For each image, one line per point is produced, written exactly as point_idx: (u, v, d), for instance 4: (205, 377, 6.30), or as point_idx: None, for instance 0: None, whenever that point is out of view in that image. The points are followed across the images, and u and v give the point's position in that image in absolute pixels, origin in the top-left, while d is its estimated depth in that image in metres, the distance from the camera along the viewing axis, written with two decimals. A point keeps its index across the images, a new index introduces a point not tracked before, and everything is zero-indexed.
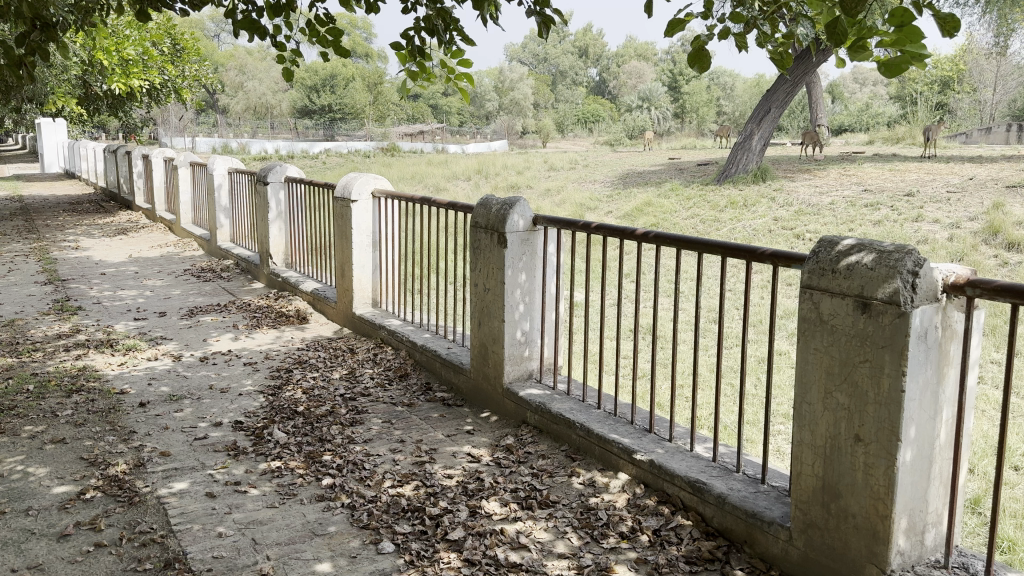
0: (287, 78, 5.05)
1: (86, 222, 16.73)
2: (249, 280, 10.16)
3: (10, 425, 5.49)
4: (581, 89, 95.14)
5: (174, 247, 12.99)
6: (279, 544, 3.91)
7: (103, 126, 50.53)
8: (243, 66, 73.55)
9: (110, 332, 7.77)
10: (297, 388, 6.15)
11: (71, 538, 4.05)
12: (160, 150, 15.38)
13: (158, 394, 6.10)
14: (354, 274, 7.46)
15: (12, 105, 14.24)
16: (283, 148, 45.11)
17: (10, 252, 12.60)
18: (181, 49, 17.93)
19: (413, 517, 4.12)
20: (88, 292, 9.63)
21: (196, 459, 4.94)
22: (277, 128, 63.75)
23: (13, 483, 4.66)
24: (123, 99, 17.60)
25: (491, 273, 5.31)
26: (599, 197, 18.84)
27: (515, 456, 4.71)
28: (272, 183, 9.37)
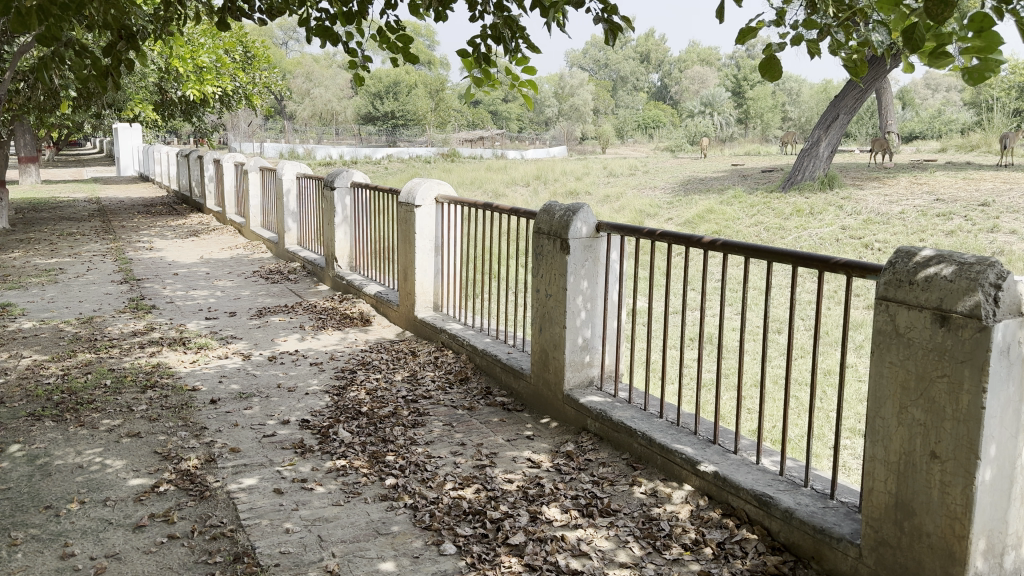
0: (357, 85, 5.12)
1: (160, 224, 17.30)
2: (315, 282, 10.37)
3: (89, 418, 5.72)
4: (642, 95, 94.58)
5: (244, 249, 13.33)
6: (344, 542, 3.98)
7: (177, 132, 52.29)
8: (309, 74, 75.18)
9: (182, 330, 8.03)
10: (361, 388, 6.25)
11: (146, 529, 4.19)
12: (231, 155, 15.78)
13: (228, 392, 6.27)
14: (417, 278, 7.55)
15: (93, 111, 14.83)
16: (347, 153, 46.04)
17: (89, 252, 13.13)
18: (252, 56, 18.44)
19: (475, 520, 4.15)
20: (162, 291, 9.96)
21: (264, 456, 5.07)
22: (342, 133, 64.90)
23: (92, 474, 4.85)
24: (197, 105, 18.16)
25: (553, 278, 5.30)
26: (660, 204, 18.71)
27: (575, 463, 4.69)
28: (339, 188, 9.59)
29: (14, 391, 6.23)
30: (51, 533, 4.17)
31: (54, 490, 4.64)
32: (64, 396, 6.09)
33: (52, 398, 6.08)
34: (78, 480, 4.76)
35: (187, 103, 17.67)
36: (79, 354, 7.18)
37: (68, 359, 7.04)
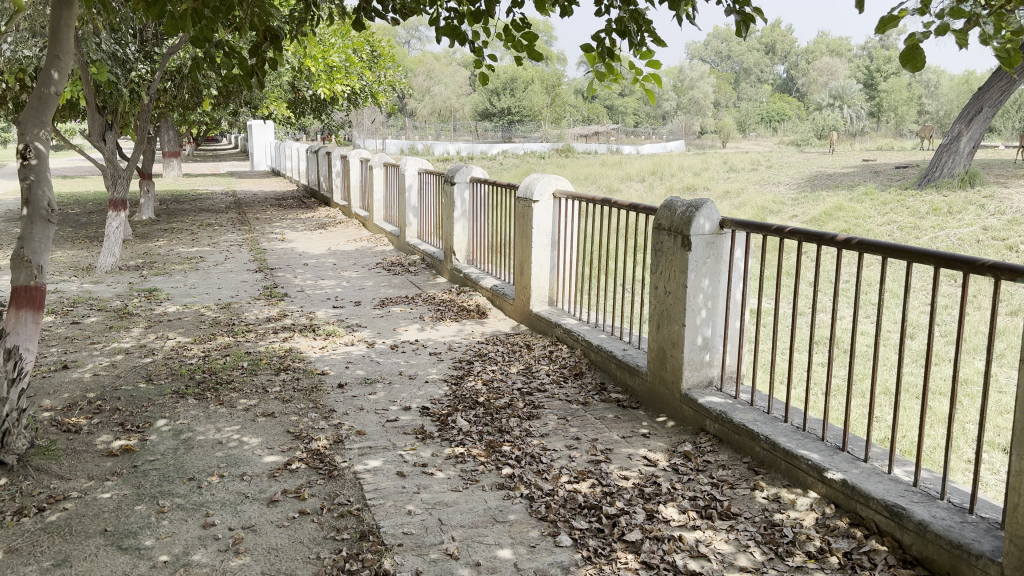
0: (482, 83, 5.21)
1: (290, 217, 18.17)
2: (433, 275, 10.64)
3: (229, 397, 6.11)
4: (765, 87, 91.53)
5: (368, 241, 13.82)
6: (463, 527, 4.09)
7: (305, 128, 54.64)
8: (430, 71, 76.89)
9: (312, 317, 8.44)
10: (478, 379, 6.39)
11: (280, 504, 4.44)
12: (356, 151, 16.39)
13: (354, 377, 6.56)
14: (533, 272, 7.63)
15: (233, 108, 15.71)
16: (464, 149, 46.87)
17: (227, 242, 13.95)
18: (378, 55, 18.99)
19: (590, 514, 4.16)
20: (293, 280, 10.48)
21: (387, 439, 5.27)
22: (460, 129, 66.04)
23: (231, 449, 5.18)
24: (326, 104, 18.99)
25: (673, 275, 5.24)
26: (784, 200, 18.09)
27: (693, 463, 4.63)
28: (458, 183, 9.79)
29: (162, 369, 6.73)
30: (195, 503, 4.49)
31: (197, 463, 4.98)
32: (205, 376, 6.53)
33: (195, 377, 6.52)
34: (218, 455, 5.10)
35: (317, 101, 18.49)
36: (219, 337, 7.67)
37: (209, 342, 7.54)
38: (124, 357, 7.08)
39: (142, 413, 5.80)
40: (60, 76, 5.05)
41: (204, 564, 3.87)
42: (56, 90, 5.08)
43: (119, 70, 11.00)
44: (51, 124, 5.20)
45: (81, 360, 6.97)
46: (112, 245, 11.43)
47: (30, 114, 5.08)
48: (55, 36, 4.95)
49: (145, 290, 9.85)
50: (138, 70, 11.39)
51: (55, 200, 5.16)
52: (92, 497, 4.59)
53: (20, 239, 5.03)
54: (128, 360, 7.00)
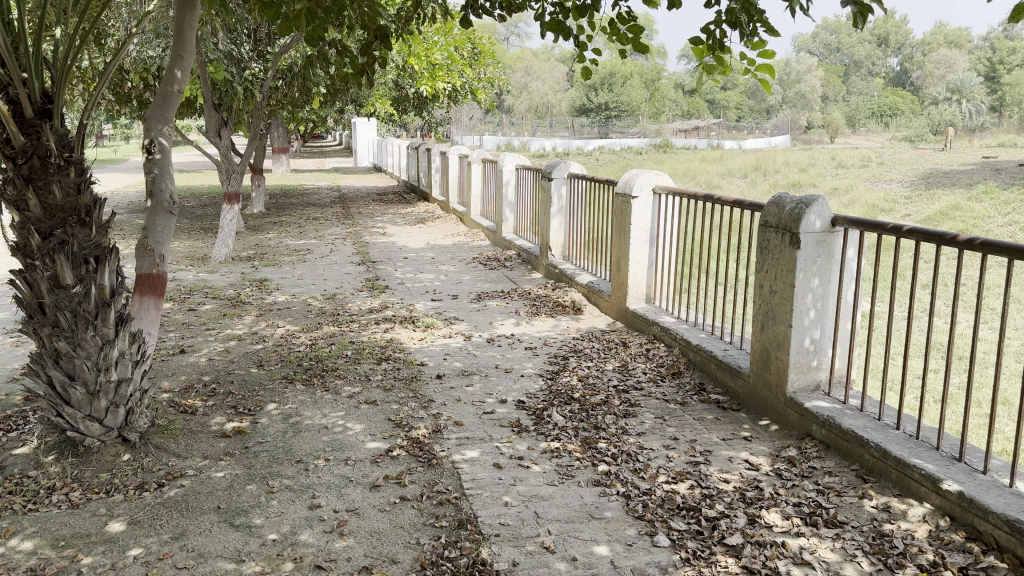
0: (586, 77, 5.19)
1: (391, 211, 18.62)
2: (529, 270, 10.69)
3: (334, 383, 6.33)
4: (876, 80, 87.61)
5: (465, 236, 14.01)
6: (559, 521, 4.10)
7: (406, 126, 55.82)
8: (528, 67, 77.15)
9: (412, 309, 8.63)
10: (574, 374, 6.39)
11: (381, 489, 4.57)
12: (456, 147, 16.62)
13: (452, 368, 6.68)
14: (631, 269, 7.55)
15: (339, 105, 16.19)
16: (561, 145, 46.83)
17: (331, 235, 14.43)
18: (478, 53, 19.18)
19: (689, 516, 4.10)
20: (394, 273, 10.74)
21: (484, 431, 5.34)
22: (556, 124, 65.94)
23: (336, 434, 5.36)
24: (428, 100, 19.34)
25: (780, 274, 5.09)
26: (895, 198, 17.29)
27: (798, 469, 4.49)
28: (555, 179, 9.87)
29: (272, 355, 7.02)
30: (302, 485, 4.67)
31: (304, 447, 5.19)
32: (312, 363, 6.79)
33: (302, 364, 6.78)
34: (324, 439, 5.29)
35: (419, 98, 18.82)
36: (325, 326, 7.95)
37: (315, 331, 7.81)
38: (236, 343, 7.42)
39: (253, 396, 6.08)
40: (182, 75, 5.32)
41: (310, 544, 4.02)
42: (178, 88, 5.36)
43: (234, 69, 11.52)
44: (173, 120, 5.47)
45: (197, 345, 7.35)
46: (226, 237, 11.99)
47: (154, 111, 5.35)
48: (179, 36, 5.21)
49: (256, 280, 10.30)
50: (252, 69, 11.91)
51: (176, 191, 5.38)
52: (207, 476, 4.84)
53: (144, 229, 5.28)
54: (240, 346, 7.34)
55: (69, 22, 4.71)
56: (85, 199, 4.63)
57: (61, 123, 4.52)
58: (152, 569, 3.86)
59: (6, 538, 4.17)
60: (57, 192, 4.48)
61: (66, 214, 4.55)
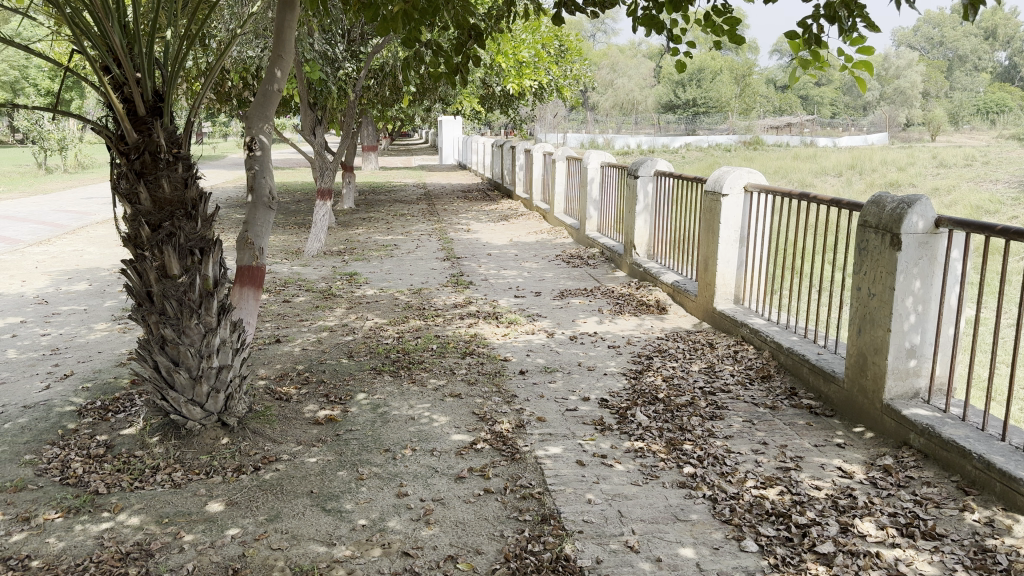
0: (679, 72, 5.13)
1: (476, 208, 18.81)
2: (612, 268, 10.64)
3: (420, 376, 6.46)
4: (982, 75, 83.25)
5: (548, 234, 14.04)
6: (644, 521, 4.08)
7: (491, 124, 56.16)
8: (615, 65, 76.57)
9: (495, 305, 8.72)
10: (659, 374, 6.33)
11: (466, 481, 4.65)
12: (540, 144, 16.64)
13: (535, 364, 6.72)
14: (719, 269, 7.42)
15: (427, 104, 16.43)
16: (645, 142, 46.21)
17: (418, 231, 14.70)
18: (565, 50, 19.00)
19: (778, 522, 4.01)
20: (478, 269, 10.86)
21: (567, 428, 5.35)
22: (642, 121, 65.20)
23: (422, 426, 5.48)
24: (514, 98, 19.42)
25: (879, 276, 4.92)
26: (1003, 199, 16.40)
27: (894, 479, 4.33)
28: (642, 176, 9.78)
29: (361, 347, 7.22)
30: (390, 473, 4.79)
31: (392, 436, 5.32)
32: (399, 355, 6.95)
33: (390, 356, 6.94)
34: (411, 430, 5.41)
35: (506, 96, 18.91)
36: (412, 320, 8.12)
37: (402, 324, 7.99)
38: (328, 334, 7.66)
39: (343, 386, 6.27)
40: (282, 74, 5.53)
41: (398, 531, 4.12)
42: (278, 87, 5.56)
43: (329, 68, 11.82)
44: (273, 118, 5.68)
45: (291, 335, 7.62)
46: (318, 231, 12.35)
47: (256, 109, 5.57)
48: (280, 37, 5.43)
49: (346, 273, 10.58)
50: (346, 69, 12.17)
51: (275, 187, 5.59)
52: (300, 461, 5.02)
53: (245, 222, 5.51)
54: (331, 338, 7.57)
55: (178, 25, 4.94)
56: (191, 193, 4.85)
57: (169, 121, 4.73)
58: (249, 548, 4.03)
59: (115, 513, 4.43)
60: (166, 186, 4.70)
61: (174, 207, 4.77)
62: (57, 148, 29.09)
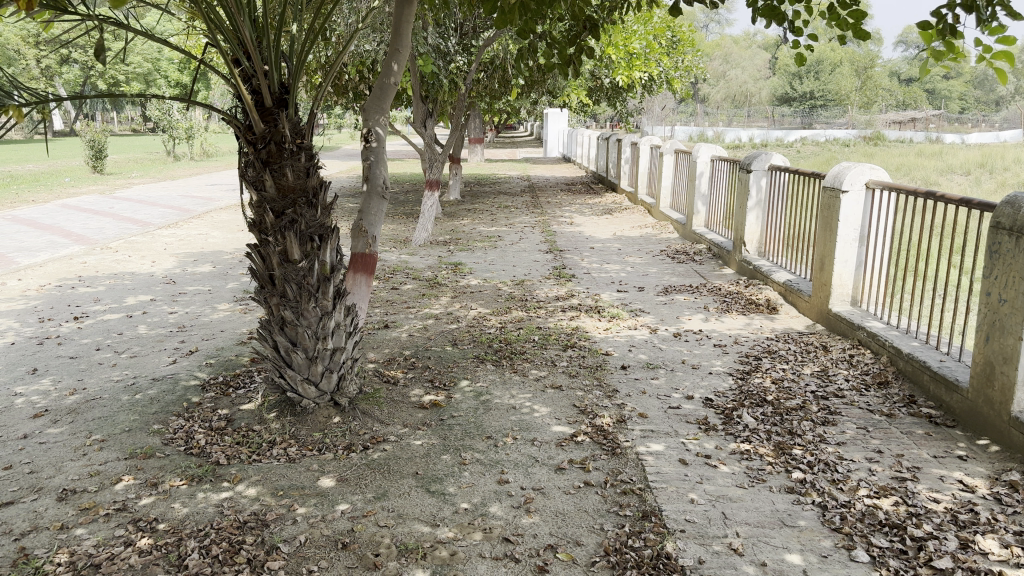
0: (799, 65, 4.98)
1: (579, 201, 18.79)
2: (720, 265, 10.44)
3: (522, 366, 6.54)
4: None
5: (653, 228, 13.89)
6: (748, 524, 4.01)
7: (596, 117, 55.75)
8: (727, 56, 74.65)
9: (598, 299, 8.71)
10: (767, 376, 6.17)
11: (566, 472, 4.68)
12: (648, 137, 16.43)
13: (637, 360, 6.68)
14: (836, 269, 7.17)
15: (535, 96, 16.48)
16: (758, 136, 44.82)
17: (521, 223, 14.83)
18: (678, 41, 18.59)
19: (892, 534, 3.86)
20: (581, 263, 10.86)
21: (670, 426, 5.30)
22: (753, 114, 63.25)
23: (524, 415, 5.55)
24: (622, 91, 19.24)
25: (1012, 282, 4.64)
26: None
27: (1021, 496, 4.09)
28: (755, 171, 9.53)
29: (465, 335, 7.36)
30: (491, 460, 4.89)
31: (494, 424, 5.41)
32: (501, 345, 7.05)
33: (492, 345, 7.06)
34: (512, 419, 5.49)
35: (614, 89, 18.74)
36: (514, 311, 8.21)
37: (505, 314, 8.09)
38: (433, 322, 7.85)
39: (447, 372, 6.42)
40: (399, 68, 5.69)
41: (500, 517, 4.20)
42: (395, 80, 5.73)
43: (441, 62, 12.02)
44: (389, 110, 5.85)
45: (399, 322, 7.85)
46: (426, 222, 12.64)
47: (373, 102, 5.76)
48: (397, 31, 5.58)
49: (451, 263, 10.79)
50: (457, 62, 12.36)
51: (389, 177, 5.76)
52: (407, 443, 5.18)
53: (360, 211, 5.71)
54: (436, 325, 7.75)
55: (304, 18, 5.12)
56: (312, 182, 5.07)
57: (294, 112, 4.93)
58: (357, 524, 4.20)
59: (234, 483, 4.70)
60: (290, 175, 4.93)
61: (297, 195, 5.01)
62: (185, 136, 30.74)
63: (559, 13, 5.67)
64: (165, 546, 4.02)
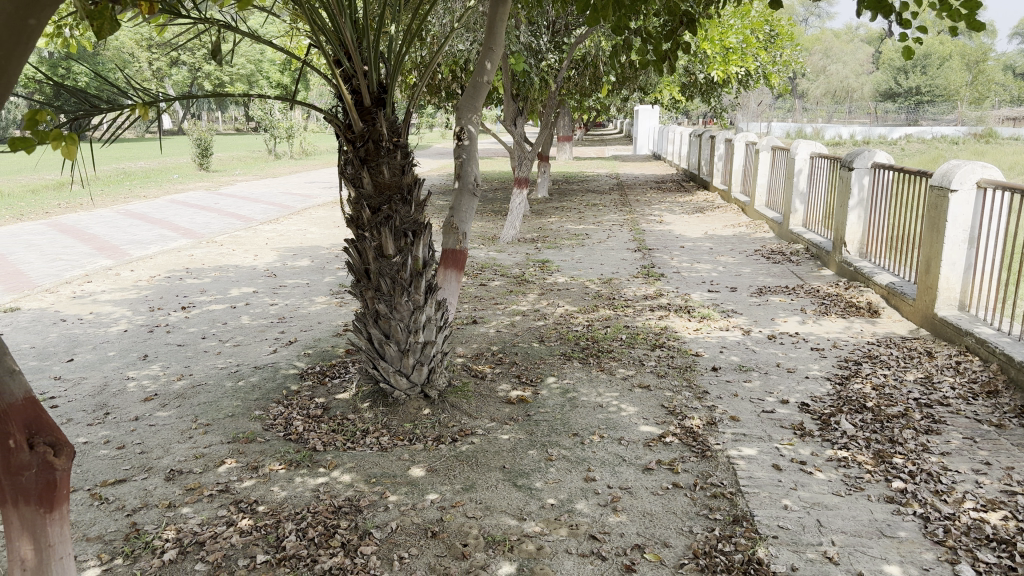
0: (906, 58, 4.73)
1: (670, 199, 18.53)
2: (818, 266, 10.12)
3: (610, 364, 6.53)
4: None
5: (747, 227, 13.58)
6: (845, 533, 3.89)
7: (689, 114, 54.75)
8: (828, 50, 72.03)
9: (687, 299, 8.59)
10: (867, 382, 5.95)
11: (655, 473, 4.65)
12: (743, 134, 16.06)
13: (729, 362, 6.56)
14: (943, 272, 6.86)
15: (627, 93, 16.32)
16: (860, 133, 43.05)
17: (610, 221, 14.75)
18: (776, 35, 18.07)
19: (1000, 549, 3.68)
20: (671, 262, 10.73)
21: (763, 430, 5.20)
22: (855, 111, 60.81)
23: (611, 414, 5.54)
24: (717, 86, 18.84)
25: None
26: None
27: None
28: (857, 169, 9.20)
29: (552, 333, 7.39)
30: (578, 457, 4.90)
31: (581, 421, 5.42)
32: (588, 343, 7.06)
33: (579, 343, 7.07)
34: (600, 417, 5.49)
35: (709, 84, 18.36)
36: (602, 309, 8.19)
37: (592, 313, 8.08)
38: (521, 318, 7.91)
39: (534, 368, 6.48)
40: (492, 66, 5.75)
41: (587, 514, 4.22)
42: (488, 79, 5.80)
43: (533, 60, 12.06)
44: (482, 108, 5.92)
45: (487, 317, 7.95)
46: (514, 219, 12.74)
47: (466, 101, 5.85)
48: (491, 30, 5.64)
49: (538, 261, 10.83)
50: (548, 60, 12.39)
51: (481, 174, 5.83)
52: (494, 437, 5.25)
53: (452, 208, 5.81)
54: (524, 322, 7.81)
55: (401, 20, 5.24)
56: (407, 179, 5.20)
57: (392, 111, 5.06)
58: (446, 514, 4.28)
59: (330, 469, 4.87)
60: (386, 172, 5.07)
61: (392, 192, 5.14)
62: (286, 135, 31.82)
63: (656, 9, 5.60)
64: (264, 528, 4.20)
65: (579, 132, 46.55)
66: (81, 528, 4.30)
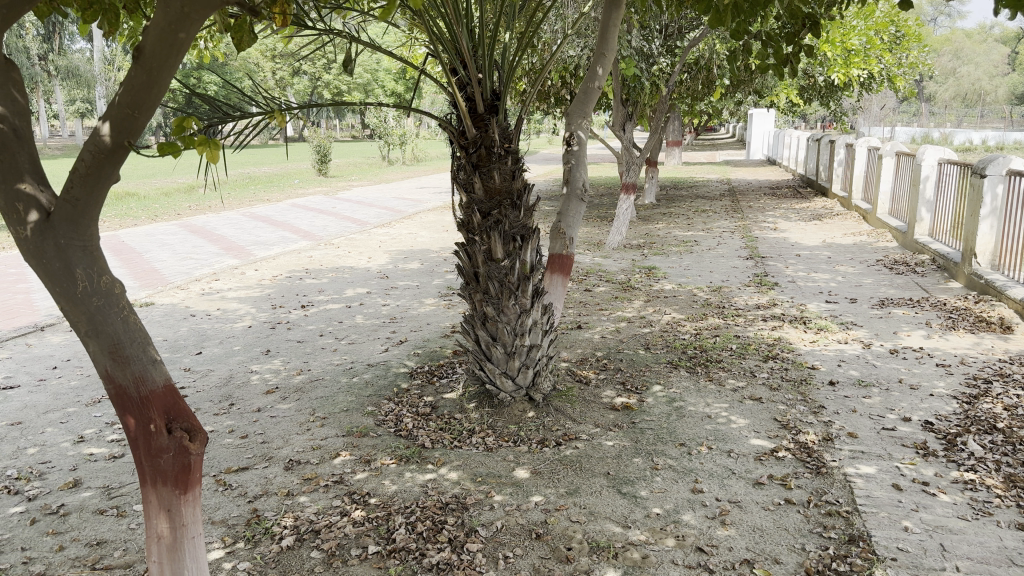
0: None
1: (785, 206, 17.99)
2: (945, 278, 9.60)
3: (719, 374, 6.41)
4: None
5: (868, 236, 13.02)
6: (971, 559, 3.70)
7: (806, 118, 52.98)
8: (959, 50, 68.13)
9: (803, 309, 8.32)
10: (998, 402, 5.60)
11: (766, 487, 4.54)
12: (865, 138, 15.40)
13: (847, 376, 6.32)
14: None
15: (741, 97, 15.96)
16: (995, 138, 40.42)
17: (721, 227, 14.47)
18: (902, 36, 17.23)
19: None
20: (784, 270, 10.42)
21: (883, 448, 4.99)
22: (989, 114, 57.18)
23: (720, 425, 5.45)
24: (837, 89, 18.15)
25: None
26: None
27: None
28: (991, 176, 8.70)
29: (659, 340, 7.33)
30: (685, 467, 4.85)
31: (688, 431, 5.36)
32: (697, 352, 6.96)
33: (687, 352, 6.98)
34: (708, 428, 5.40)
35: (829, 87, 17.71)
36: (711, 318, 8.06)
37: (701, 321, 7.95)
38: (627, 325, 7.87)
39: (640, 376, 6.44)
40: (603, 72, 5.76)
41: (694, 526, 4.17)
42: (599, 84, 5.83)
43: (644, 64, 12.00)
44: (592, 114, 5.94)
45: (593, 323, 7.96)
46: (621, 224, 12.67)
47: (577, 106, 5.88)
48: (604, 35, 5.65)
49: (645, 267, 10.74)
50: (660, 64, 12.28)
51: (589, 179, 5.84)
52: (599, 442, 5.26)
53: (559, 213, 5.86)
54: (631, 328, 7.77)
55: (515, 28, 5.34)
56: (517, 184, 5.27)
57: (504, 118, 5.16)
58: (551, 517, 4.33)
59: (438, 466, 5.00)
60: (497, 177, 5.17)
61: (502, 197, 5.24)
62: (399, 142, 32.81)
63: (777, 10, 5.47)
64: (375, 519, 4.37)
65: (689, 136, 45.76)
66: (208, 510, 4.60)
